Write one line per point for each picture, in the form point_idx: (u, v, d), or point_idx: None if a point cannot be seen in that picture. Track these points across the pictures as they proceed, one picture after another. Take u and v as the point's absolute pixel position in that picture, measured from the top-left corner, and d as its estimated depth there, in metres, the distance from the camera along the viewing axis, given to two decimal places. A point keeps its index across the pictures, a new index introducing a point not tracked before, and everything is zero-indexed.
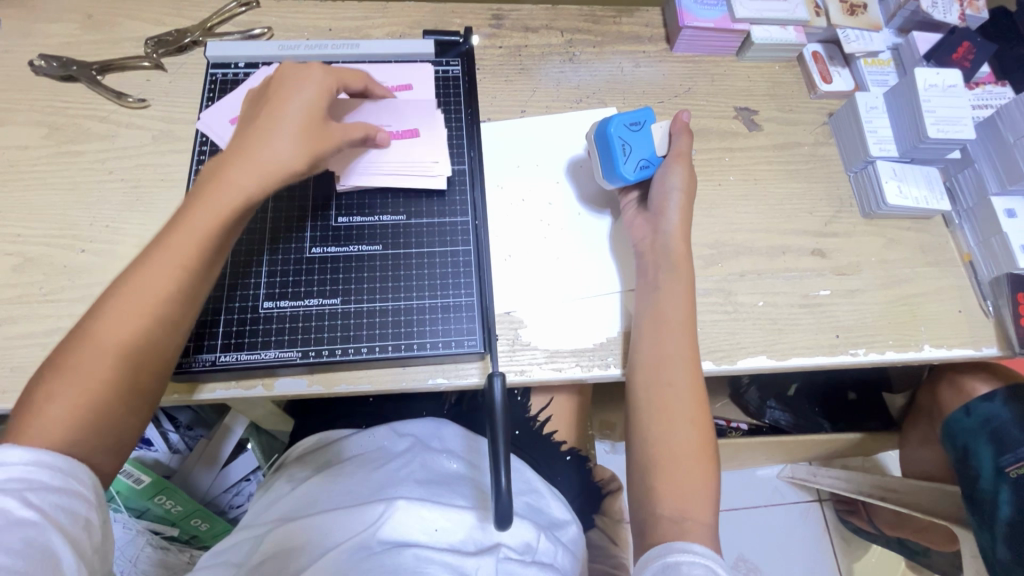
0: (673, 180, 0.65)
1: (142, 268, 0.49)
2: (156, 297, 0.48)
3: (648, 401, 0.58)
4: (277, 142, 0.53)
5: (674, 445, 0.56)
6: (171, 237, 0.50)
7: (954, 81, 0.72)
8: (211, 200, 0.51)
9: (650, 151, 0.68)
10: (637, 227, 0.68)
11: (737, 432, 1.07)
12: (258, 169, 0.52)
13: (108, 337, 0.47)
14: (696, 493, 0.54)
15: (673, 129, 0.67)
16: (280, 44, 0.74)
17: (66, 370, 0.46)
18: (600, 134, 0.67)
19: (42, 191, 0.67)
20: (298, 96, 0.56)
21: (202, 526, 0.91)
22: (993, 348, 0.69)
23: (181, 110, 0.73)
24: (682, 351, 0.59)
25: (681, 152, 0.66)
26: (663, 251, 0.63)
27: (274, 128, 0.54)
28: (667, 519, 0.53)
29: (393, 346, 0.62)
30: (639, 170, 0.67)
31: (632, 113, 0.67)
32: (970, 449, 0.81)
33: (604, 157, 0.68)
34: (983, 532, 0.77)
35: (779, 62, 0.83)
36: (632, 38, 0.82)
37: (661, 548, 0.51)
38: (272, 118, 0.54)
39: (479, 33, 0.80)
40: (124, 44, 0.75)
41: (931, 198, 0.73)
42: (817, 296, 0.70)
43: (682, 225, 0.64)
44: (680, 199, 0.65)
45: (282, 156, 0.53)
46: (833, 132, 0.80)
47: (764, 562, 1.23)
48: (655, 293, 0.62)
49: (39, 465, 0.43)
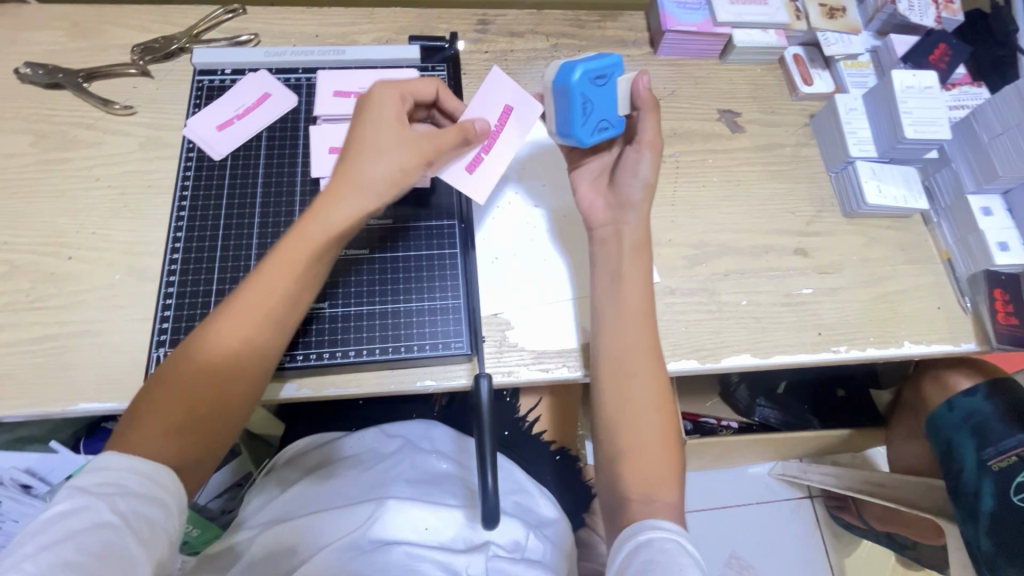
0: (643, 169, 0.62)
1: (244, 296, 0.51)
2: (258, 326, 0.51)
3: (612, 392, 0.58)
4: (372, 170, 0.53)
5: (640, 441, 0.56)
6: (265, 268, 0.51)
7: (930, 82, 0.73)
8: (310, 230, 0.52)
9: (610, 110, 0.62)
10: (597, 212, 0.65)
11: (728, 430, 1.08)
12: (354, 200, 0.53)
13: (202, 362, 0.49)
14: (661, 477, 0.55)
15: (637, 101, 0.62)
16: (267, 52, 0.75)
17: (163, 390, 0.48)
18: (560, 85, 0.60)
19: (28, 199, 0.67)
20: (391, 121, 0.55)
21: (194, 533, 0.86)
22: (972, 343, 0.70)
23: (168, 117, 0.73)
24: (642, 343, 0.59)
25: (648, 135, 0.62)
26: (624, 241, 0.62)
27: (370, 155, 0.53)
28: (635, 501, 0.54)
29: (381, 349, 0.62)
30: (598, 132, 0.62)
31: (599, 65, 0.60)
32: (953, 443, 0.83)
33: (561, 112, 0.62)
34: (967, 524, 0.78)
35: (761, 65, 0.85)
36: (616, 42, 0.83)
37: (633, 526, 0.51)
38: (366, 144, 0.54)
39: (466, 39, 0.81)
40: (110, 51, 0.76)
41: (909, 197, 0.75)
42: (799, 295, 0.71)
43: (643, 220, 0.63)
44: (644, 192, 0.63)
45: (376, 189, 0.53)
46: (814, 134, 0.81)
47: (756, 559, 1.25)
48: (618, 284, 0.61)
49: (131, 473, 0.44)
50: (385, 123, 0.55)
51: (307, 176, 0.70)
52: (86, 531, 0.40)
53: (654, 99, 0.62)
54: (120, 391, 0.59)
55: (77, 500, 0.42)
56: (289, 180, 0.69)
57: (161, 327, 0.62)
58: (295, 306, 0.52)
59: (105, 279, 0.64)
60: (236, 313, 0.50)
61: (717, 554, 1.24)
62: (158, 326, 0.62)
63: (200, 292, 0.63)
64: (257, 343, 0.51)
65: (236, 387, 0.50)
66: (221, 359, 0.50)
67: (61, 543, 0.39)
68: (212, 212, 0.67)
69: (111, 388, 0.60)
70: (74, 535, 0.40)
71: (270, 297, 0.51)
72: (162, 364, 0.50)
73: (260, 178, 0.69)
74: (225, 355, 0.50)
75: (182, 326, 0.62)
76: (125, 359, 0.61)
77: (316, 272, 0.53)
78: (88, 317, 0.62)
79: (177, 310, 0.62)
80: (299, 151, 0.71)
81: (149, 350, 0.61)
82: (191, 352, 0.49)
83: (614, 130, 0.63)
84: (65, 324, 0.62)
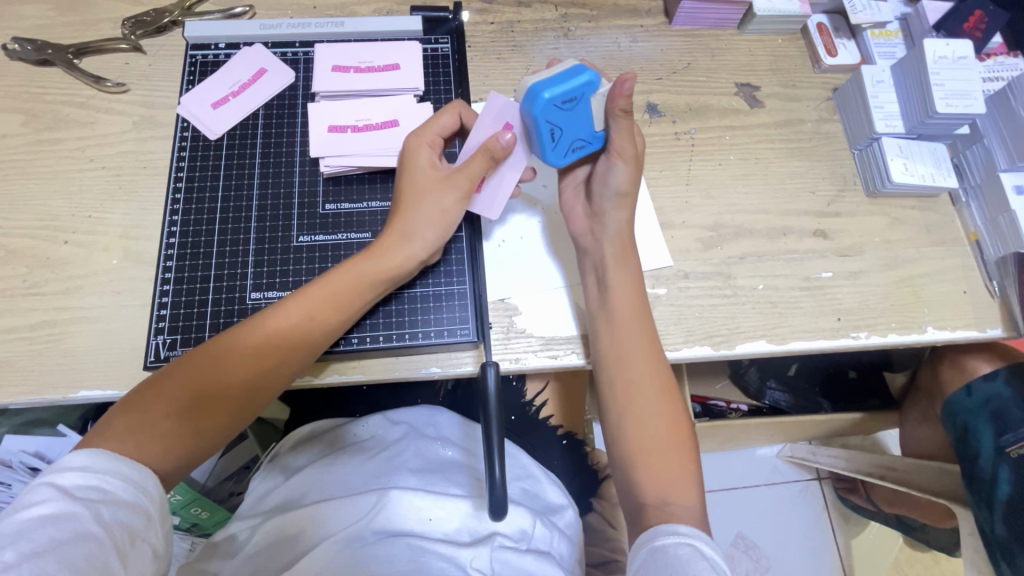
0: (615, 179, 0.59)
1: (293, 312, 0.52)
2: (301, 350, 0.52)
3: (614, 398, 0.57)
4: (422, 218, 0.56)
5: (648, 441, 0.55)
6: (321, 290, 0.53)
7: (965, 52, 0.69)
8: (366, 264, 0.54)
9: (586, 128, 0.57)
10: (575, 219, 0.64)
11: (738, 414, 1.06)
12: (405, 245, 0.56)
13: (233, 367, 0.49)
14: (677, 481, 0.53)
15: (610, 109, 0.55)
16: (262, 25, 0.71)
17: (184, 384, 0.48)
18: (527, 112, 0.55)
19: (22, 180, 0.65)
20: (437, 168, 0.58)
21: (202, 514, 0.85)
22: (998, 329, 0.68)
23: (162, 94, 0.70)
24: (643, 348, 0.57)
25: (620, 144, 0.58)
26: (604, 249, 0.60)
27: (420, 196, 0.56)
28: (653, 507, 0.53)
29: (384, 337, 0.61)
30: (572, 152, 0.59)
31: (569, 86, 0.53)
32: (970, 429, 0.80)
33: (529, 135, 0.58)
34: (982, 510, 0.77)
35: (783, 35, 0.80)
36: (629, 12, 0.79)
37: (649, 532, 0.50)
38: (415, 188, 0.57)
39: (470, 9, 0.77)
40: (100, 25, 0.73)
41: (937, 175, 0.71)
42: (819, 278, 0.68)
43: (626, 219, 0.61)
44: (619, 201, 0.60)
45: (421, 229, 0.56)
46: (838, 109, 0.77)
47: (762, 541, 1.24)
48: (604, 292, 0.59)
49: (116, 477, 0.42)
50: (432, 169, 0.58)
51: (306, 156, 0.67)
52: (68, 542, 0.39)
53: (631, 106, 0.55)
54: (120, 378, 0.58)
55: (59, 504, 0.40)
56: (287, 161, 0.67)
57: (159, 313, 0.60)
58: (334, 334, 0.54)
59: (103, 264, 0.63)
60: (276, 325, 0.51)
61: (723, 535, 1.24)
62: (156, 313, 0.60)
63: (199, 277, 0.62)
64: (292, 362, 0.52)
65: (255, 399, 0.51)
66: (253, 371, 0.50)
67: (42, 555, 0.38)
68: (209, 194, 0.65)
69: (111, 374, 0.58)
70: (54, 547, 0.38)
71: (320, 326, 0.53)
72: (190, 355, 0.50)
73: (258, 158, 0.67)
74: (258, 367, 0.50)
75: (181, 312, 0.60)
76: (123, 346, 0.60)
77: (360, 307, 0.55)
78: (86, 303, 0.61)
79: (175, 295, 0.61)
80: (297, 130, 0.68)
81: (148, 337, 0.59)
82: (222, 358, 0.50)
83: (589, 145, 0.59)
84: (62, 310, 0.60)
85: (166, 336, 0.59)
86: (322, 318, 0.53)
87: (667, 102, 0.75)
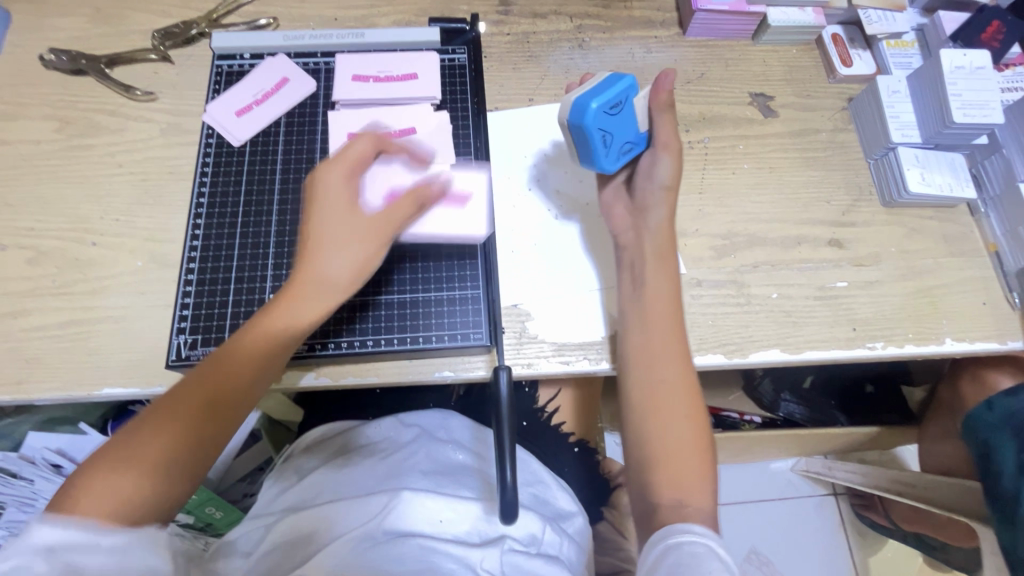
0: (660, 172, 0.61)
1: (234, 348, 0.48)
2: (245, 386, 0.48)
3: (639, 393, 0.56)
4: (336, 264, 0.51)
5: (670, 438, 0.54)
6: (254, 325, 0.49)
7: (983, 62, 0.68)
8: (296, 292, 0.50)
9: (630, 129, 0.61)
10: (617, 218, 0.64)
11: (751, 425, 1.05)
12: (327, 284, 0.51)
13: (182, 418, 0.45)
14: (693, 483, 0.53)
15: (653, 103, 0.61)
16: (286, 36, 0.74)
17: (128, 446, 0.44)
18: (575, 125, 0.57)
19: (54, 185, 0.68)
20: (341, 208, 0.52)
21: (217, 513, 0.87)
22: (1019, 342, 0.66)
23: (188, 102, 0.73)
24: (670, 347, 0.57)
25: (666, 137, 0.61)
26: (647, 246, 0.60)
27: (330, 242, 0.51)
28: (667, 510, 0.52)
29: (399, 340, 0.62)
30: (622, 155, 0.62)
31: (611, 93, 0.57)
32: (992, 444, 0.78)
33: (580, 147, 0.60)
34: (1005, 529, 0.74)
35: (797, 46, 0.81)
36: (643, 23, 0.80)
37: (661, 532, 0.50)
38: (327, 235, 0.51)
39: (487, 20, 0.79)
40: (132, 36, 0.75)
41: (955, 185, 0.70)
42: (833, 288, 0.68)
43: (667, 218, 0.61)
44: (663, 195, 0.61)
45: (334, 277, 0.51)
46: (853, 118, 0.77)
47: (776, 556, 1.22)
48: (641, 288, 0.60)
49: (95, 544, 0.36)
50: (346, 210, 0.52)
51: (325, 162, 0.69)
52: None
53: (671, 100, 0.61)
54: (143, 376, 0.60)
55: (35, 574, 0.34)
56: (308, 167, 0.69)
57: (181, 313, 0.61)
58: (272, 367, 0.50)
59: (128, 265, 0.65)
60: (235, 353, 0.48)
61: (735, 549, 1.22)
62: (178, 313, 0.61)
63: (220, 279, 0.63)
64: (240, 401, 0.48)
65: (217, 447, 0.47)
66: (211, 411, 0.46)
67: None
68: (232, 199, 0.67)
69: (134, 373, 0.60)
70: None
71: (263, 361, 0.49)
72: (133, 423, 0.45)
73: (279, 164, 0.69)
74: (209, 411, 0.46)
75: (202, 312, 0.62)
76: (147, 344, 0.61)
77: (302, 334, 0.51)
78: (112, 303, 0.63)
79: (197, 297, 0.62)
80: (317, 137, 0.70)
81: (170, 336, 0.61)
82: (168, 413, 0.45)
83: (637, 146, 0.63)
84: (89, 309, 0.62)
85: (187, 336, 0.60)
86: (287, 338, 0.50)
87: (681, 111, 0.75)
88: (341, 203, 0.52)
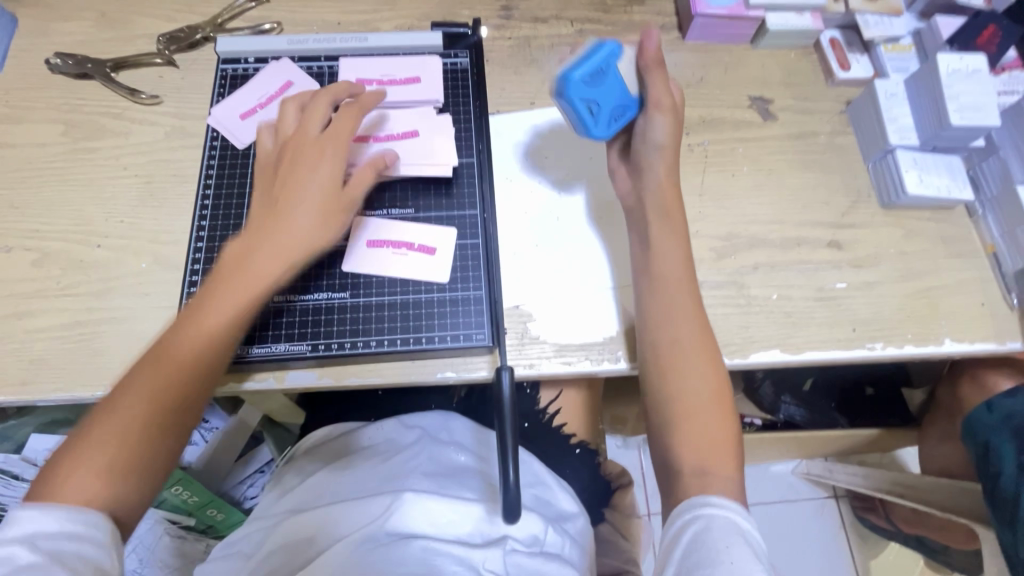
0: (656, 132, 0.62)
1: (191, 322, 0.52)
2: (195, 364, 0.51)
3: (657, 359, 0.57)
4: (297, 231, 0.55)
5: (691, 400, 0.55)
6: (206, 303, 0.52)
7: (978, 66, 0.70)
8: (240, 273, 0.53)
9: (619, 94, 0.61)
10: (621, 181, 0.66)
11: (751, 428, 1.06)
12: (279, 255, 0.54)
13: (138, 399, 0.49)
14: (718, 447, 0.54)
15: (641, 62, 0.62)
16: (290, 40, 0.74)
17: (96, 431, 0.48)
18: (562, 98, 0.59)
19: (58, 187, 0.68)
20: (299, 189, 0.56)
21: (219, 515, 0.91)
22: (1018, 342, 0.67)
23: (193, 105, 0.73)
24: (686, 308, 0.58)
25: (658, 94, 0.62)
26: (649, 207, 0.62)
27: (287, 216, 0.55)
28: (691, 475, 0.53)
29: (402, 339, 0.62)
30: (615, 121, 0.62)
31: (592, 60, 0.59)
32: (991, 445, 0.78)
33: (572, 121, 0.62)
34: (1006, 531, 0.74)
35: (795, 50, 0.81)
36: (643, 27, 0.81)
37: (685, 505, 0.51)
38: (285, 214, 0.55)
39: (488, 25, 0.79)
40: (137, 41, 0.76)
41: (953, 187, 0.71)
42: (832, 289, 0.69)
43: (668, 179, 0.63)
44: (661, 155, 0.63)
45: (285, 250, 0.54)
46: (851, 120, 0.77)
47: (776, 558, 1.22)
48: (650, 252, 0.61)
49: None
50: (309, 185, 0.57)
51: None
52: None
53: (660, 57, 0.61)
54: None
55: None
56: None
57: None
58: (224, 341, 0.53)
59: (132, 267, 0.65)
60: (188, 333, 0.52)
61: None
62: None
63: None
64: (194, 380, 0.51)
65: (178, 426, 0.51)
66: (171, 391, 0.50)
67: None
68: (235, 201, 0.67)
69: None
70: None
71: (218, 340, 0.52)
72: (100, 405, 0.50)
73: None
74: (168, 395, 0.50)
75: None
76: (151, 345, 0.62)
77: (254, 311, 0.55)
78: (116, 304, 0.63)
79: None
80: None
81: None
82: (131, 395, 0.49)
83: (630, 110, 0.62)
84: (93, 310, 0.63)
85: None
86: (255, 295, 0.54)
87: None
88: (303, 183, 0.56)
